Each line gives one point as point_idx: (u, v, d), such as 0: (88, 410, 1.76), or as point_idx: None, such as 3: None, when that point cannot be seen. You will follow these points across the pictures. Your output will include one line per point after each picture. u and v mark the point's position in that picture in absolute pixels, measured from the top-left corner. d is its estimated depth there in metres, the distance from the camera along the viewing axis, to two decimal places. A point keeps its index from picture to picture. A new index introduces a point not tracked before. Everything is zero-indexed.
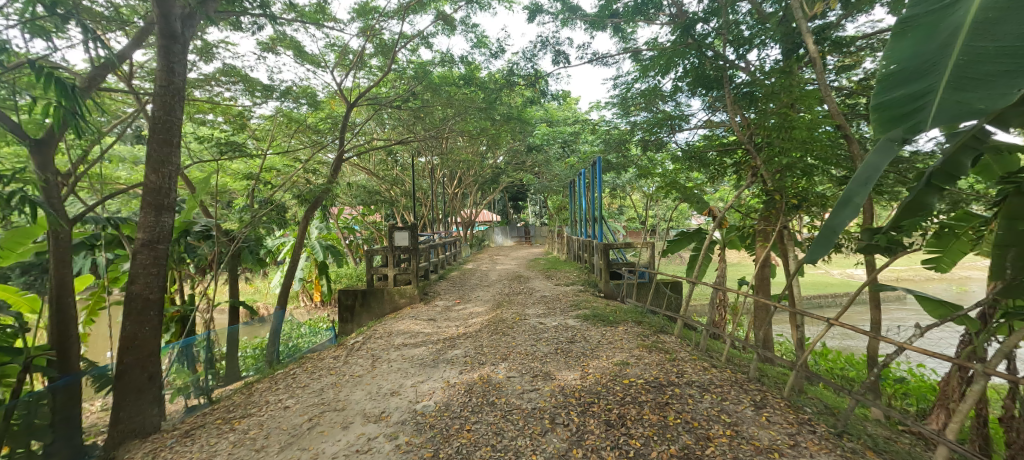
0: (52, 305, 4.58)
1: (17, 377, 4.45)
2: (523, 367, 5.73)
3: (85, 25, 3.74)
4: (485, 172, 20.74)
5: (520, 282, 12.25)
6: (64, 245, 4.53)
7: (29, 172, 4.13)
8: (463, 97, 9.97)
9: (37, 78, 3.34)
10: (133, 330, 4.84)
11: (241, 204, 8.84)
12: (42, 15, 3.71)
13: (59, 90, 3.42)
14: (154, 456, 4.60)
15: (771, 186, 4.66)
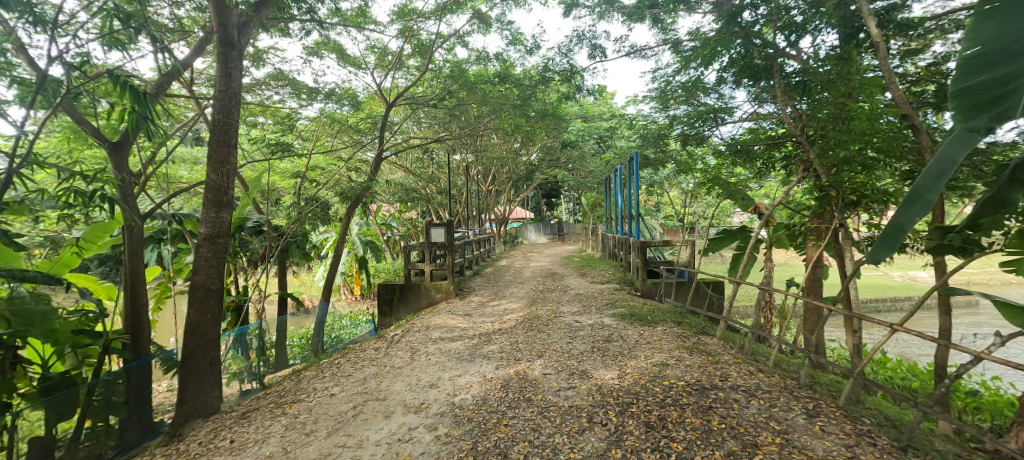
0: (126, 292, 5.00)
1: (97, 359, 4.87)
2: (558, 365, 5.71)
3: (154, 36, 4.02)
4: (519, 169, 20.75)
5: (554, 279, 12.21)
6: (137, 238, 4.91)
7: (107, 173, 4.51)
8: (498, 95, 10.01)
9: (115, 87, 3.62)
10: (196, 318, 5.18)
11: (289, 202, 9.26)
12: (119, 28, 4.02)
13: (133, 97, 3.68)
14: (216, 435, 4.92)
15: (825, 182, 4.42)
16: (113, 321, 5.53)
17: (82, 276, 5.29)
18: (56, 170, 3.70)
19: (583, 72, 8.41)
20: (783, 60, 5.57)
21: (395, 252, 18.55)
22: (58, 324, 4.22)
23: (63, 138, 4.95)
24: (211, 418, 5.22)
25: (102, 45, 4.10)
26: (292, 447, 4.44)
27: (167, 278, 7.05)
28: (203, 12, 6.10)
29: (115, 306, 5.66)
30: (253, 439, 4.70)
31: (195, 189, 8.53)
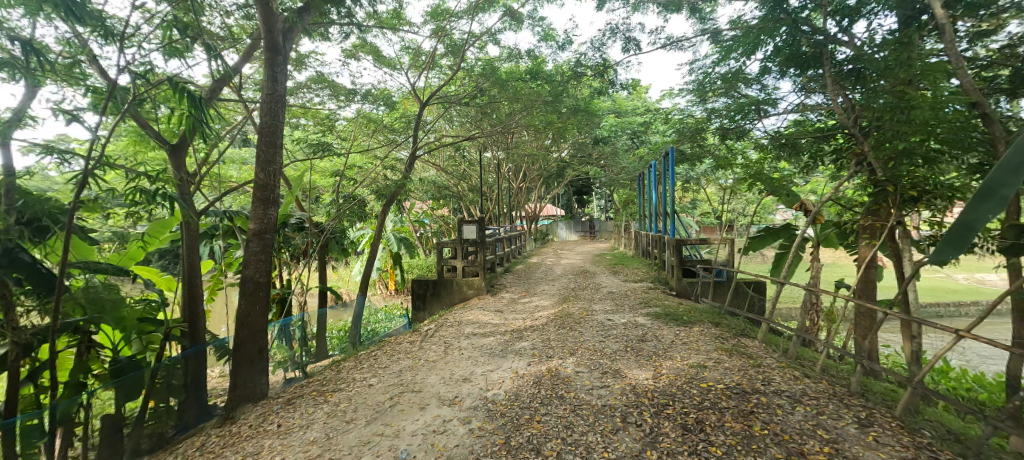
0: (185, 283, 5.38)
1: (161, 345, 5.26)
2: (591, 363, 5.71)
3: (209, 44, 4.31)
4: (550, 166, 20.70)
5: (586, 277, 12.15)
6: (195, 232, 5.25)
7: (169, 173, 4.86)
8: (530, 92, 10.02)
9: (176, 94, 3.90)
10: (247, 309, 5.50)
11: (329, 199, 9.64)
12: (177, 38, 4.33)
13: (191, 102, 3.95)
14: (265, 419, 5.22)
15: (881, 176, 4.20)
16: (173, 310, 5.95)
17: (147, 268, 5.71)
18: (125, 171, 4.03)
19: (616, 66, 8.31)
20: (833, 47, 5.24)
21: (428, 249, 18.90)
22: (127, 312, 4.58)
23: (130, 142, 5.37)
24: (260, 402, 5.54)
25: (162, 55, 4.43)
26: (334, 434, 4.66)
27: (219, 271, 7.50)
28: (251, 20, 6.43)
29: (175, 297, 6.09)
30: (299, 425, 4.95)
31: (245, 188, 9.03)
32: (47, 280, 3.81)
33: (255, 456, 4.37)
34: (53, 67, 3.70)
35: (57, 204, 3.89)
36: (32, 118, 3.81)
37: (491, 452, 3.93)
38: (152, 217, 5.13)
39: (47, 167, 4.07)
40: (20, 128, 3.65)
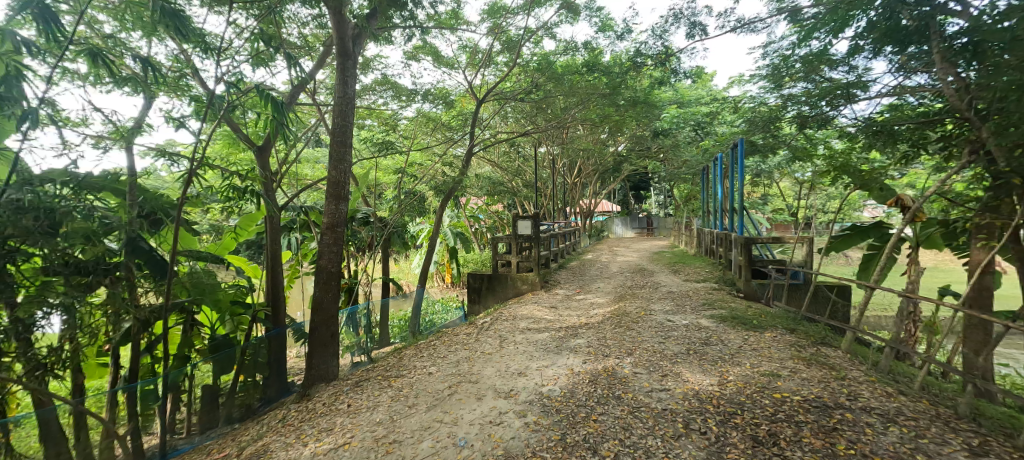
0: (268, 270, 5.92)
1: (248, 326, 5.78)
2: (650, 365, 5.53)
3: (290, 53, 4.64)
4: (606, 161, 20.23)
5: (643, 275, 11.79)
6: (277, 225, 5.76)
7: (255, 173, 5.29)
8: (587, 86, 9.83)
9: (262, 100, 4.23)
10: (321, 297, 5.90)
11: (391, 195, 10.06)
12: (262, 49, 4.70)
13: (275, 107, 4.25)
14: (337, 398, 5.59)
15: (1008, 166, 3.68)
16: (259, 296, 6.50)
17: (240, 257, 6.28)
18: (220, 171, 4.44)
19: (680, 54, 7.92)
20: (943, 18, 4.58)
21: (483, 244, 19.21)
22: (221, 295, 5.08)
23: (223, 144, 5.92)
24: (332, 383, 5.94)
25: (250, 65, 4.84)
26: (398, 417, 4.88)
27: (296, 262, 8.10)
28: (324, 28, 6.84)
29: (261, 284, 6.65)
30: (367, 406, 5.25)
31: (317, 185, 9.64)
32: (162, 264, 4.45)
33: (328, 432, 4.69)
34: (164, 80, 4.15)
35: (169, 201, 4.40)
36: (147, 125, 4.30)
37: (547, 447, 3.94)
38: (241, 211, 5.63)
39: (159, 168, 4.60)
40: (139, 135, 4.12)
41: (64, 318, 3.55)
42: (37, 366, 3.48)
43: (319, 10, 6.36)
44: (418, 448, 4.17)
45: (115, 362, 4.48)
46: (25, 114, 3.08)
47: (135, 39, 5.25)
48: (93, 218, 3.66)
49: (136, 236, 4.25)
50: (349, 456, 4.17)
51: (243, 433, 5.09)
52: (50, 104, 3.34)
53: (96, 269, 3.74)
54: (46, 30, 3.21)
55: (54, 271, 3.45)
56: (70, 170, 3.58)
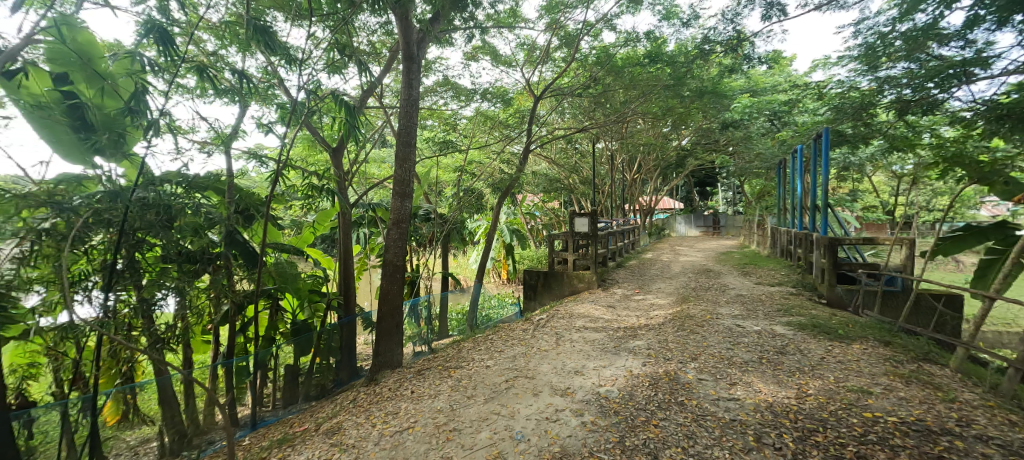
0: (340, 262, 6.37)
1: (323, 313, 6.18)
2: (716, 372, 5.22)
3: (361, 60, 4.87)
4: (668, 156, 19.37)
5: (709, 276, 11.18)
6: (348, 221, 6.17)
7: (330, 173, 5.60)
8: (648, 78, 9.40)
9: (337, 107, 4.46)
10: (387, 288, 6.15)
11: (451, 193, 10.28)
12: (338, 59, 4.97)
13: (348, 113, 4.47)
14: (401, 384, 5.81)
15: None
16: (332, 286, 6.91)
17: (316, 249, 6.71)
18: (300, 171, 4.75)
19: (753, 39, 7.39)
20: None
21: (538, 241, 19.10)
22: (300, 284, 5.47)
23: (303, 146, 6.36)
24: (397, 370, 6.21)
25: (325, 72, 5.14)
26: (457, 406, 4.97)
27: (364, 255, 8.55)
28: (390, 34, 7.09)
29: (333, 275, 7.07)
30: (428, 393, 5.40)
31: (384, 184, 10.08)
32: (252, 258, 4.70)
33: (394, 416, 4.88)
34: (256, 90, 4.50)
35: (259, 199, 4.79)
36: (242, 130, 4.72)
37: (604, 449, 3.82)
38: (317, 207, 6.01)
39: (249, 170, 5.00)
40: (236, 140, 4.49)
41: (177, 299, 4.07)
42: (158, 340, 4.10)
43: (387, 18, 6.61)
44: (476, 439, 4.21)
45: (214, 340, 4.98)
46: (150, 123, 3.47)
47: (231, 53, 5.80)
48: (200, 213, 4.08)
49: (235, 229, 4.55)
50: (413, 440, 4.30)
51: (319, 410, 5.51)
52: (169, 113, 3.70)
53: (201, 258, 4.23)
54: (163, 48, 3.56)
55: (170, 259, 4.02)
56: (182, 171, 4.01)
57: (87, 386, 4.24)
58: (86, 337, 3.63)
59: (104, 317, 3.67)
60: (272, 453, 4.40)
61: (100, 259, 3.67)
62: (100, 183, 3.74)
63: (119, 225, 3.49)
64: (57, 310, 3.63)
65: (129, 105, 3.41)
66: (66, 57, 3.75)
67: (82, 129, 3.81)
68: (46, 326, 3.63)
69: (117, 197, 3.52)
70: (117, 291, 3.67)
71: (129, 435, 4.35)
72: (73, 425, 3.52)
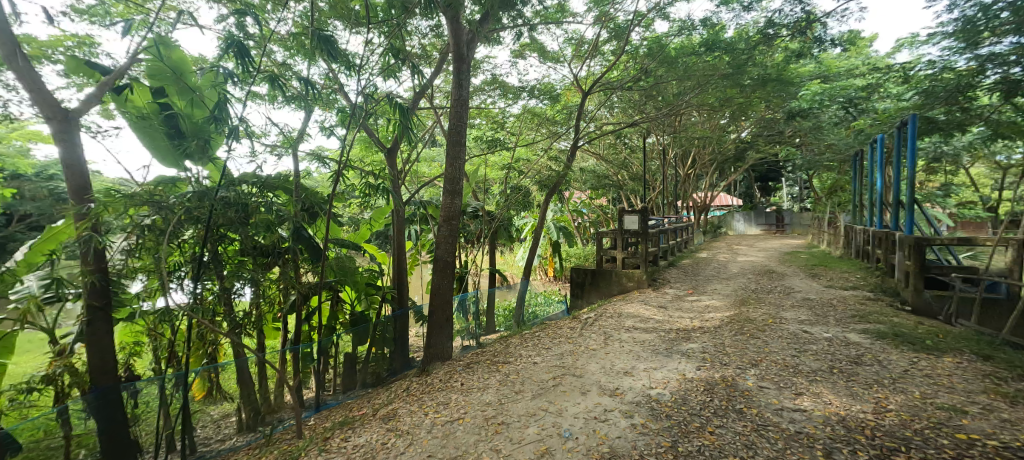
0: (395, 258, 6.55)
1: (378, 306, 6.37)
2: (779, 380, 4.83)
3: (414, 63, 4.95)
4: (726, 150, 18.34)
5: (771, 277, 10.45)
6: (401, 217, 6.30)
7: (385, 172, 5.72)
8: (704, 68, 8.89)
9: (392, 109, 4.54)
10: (438, 284, 6.23)
11: (498, 191, 10.28)
12: (393, 63, 5.08)
13: (403, 115, 4.55)
14: (451, 376, 5.86)
15: None
16: (385, 280, 7.09)
17: (372, 244, 6.91)
18: (358, 170, 4.89)
19: (825, 19, 6.80)
20: None
21: (585, 238, 18.72)
22: (358, 277, 5.69)
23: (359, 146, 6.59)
24: (448, 362, 6.27)
25: (381, 76, 5.25)
26: (505, 400, 4.94)
27: (415, 251, 8.74)
28: (440, 36, 7.17)
29: (387, 270, 7.26)
30: (477, 386, 5.41)
31: (434, 182, 10.25)
32: (317, 253, 5.01)
33: (444, 406, 4.92)
34: (320, 95, 4.66)
35: (321, 197, 4.98)
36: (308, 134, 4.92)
37: (656, 453, 3.62)
38: (373, 204, 6.20)
39: (312, 170, 5.21)
40: (303, 142, 4.67)
41: (252, 289, 4.44)
42: (236, 325, 4.45)
43: (438, 21, 6.68)
44: (525, 433, 4.13)
45: (285, 328, 5.17)
46: (232, 128, 3.78)
47: (298, 62, 6.05)
48: (272, 211, 4.31)
49: (301, 226, 4.75)
50: (463, 431, 4.30)
51: (376, 396, 5.70)
52: (247, 120, 3.97)
53: (273, 252, 4.59)
54: (241, 61, 3.79)
55: (247, 252, 4.30)
56: (257, 172, 4.26)
57: (179, 364, 4.66)
58: (178, 320, 4.01)
59: (193, 301, 4.00)
60: (334, 434, 4.57)
61: (191, 252, 4.05)
62: (190, 184, 4.06)
63: (206, 221, 3.83)
64: (156, 296, 4.08)
65: (214, 114, 3.75)
66: (163, 73, 4.23)
67: (177, 137, 4.25)
68: (149, 310, 4.15)
69: (205, 196, 3.79)
70: (204, 280, 4.03)
71: (213, 409, 4.84)
72: (168, 398, 4.14)
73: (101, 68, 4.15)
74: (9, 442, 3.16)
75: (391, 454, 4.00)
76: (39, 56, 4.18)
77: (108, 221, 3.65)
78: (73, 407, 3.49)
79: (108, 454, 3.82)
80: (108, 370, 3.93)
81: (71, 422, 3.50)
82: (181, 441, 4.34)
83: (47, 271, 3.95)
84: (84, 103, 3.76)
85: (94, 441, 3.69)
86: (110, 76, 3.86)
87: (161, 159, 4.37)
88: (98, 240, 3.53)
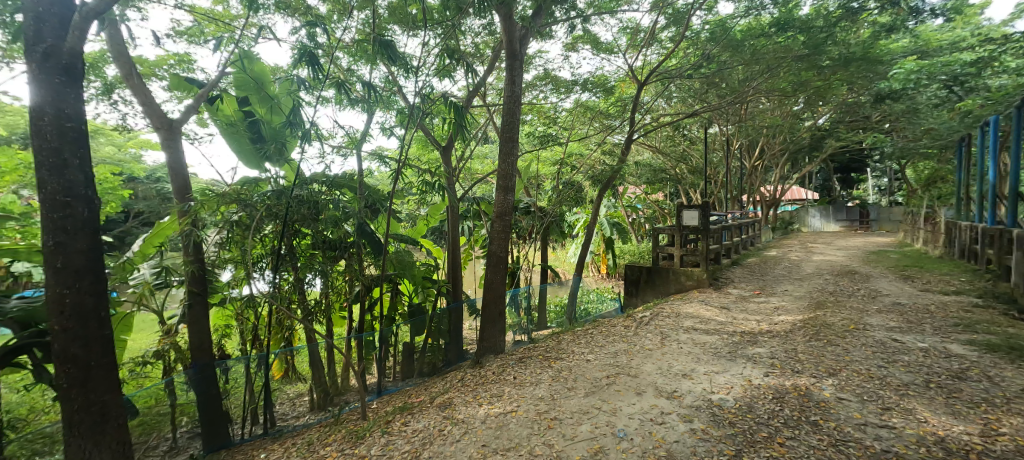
0: (450, 253, 6.66)
1: (434, 299, 6.51)
2: (863, 392, 4.36)
3: (468, 63, 4.95)
4: (798, 140, 16.96)
5: (852, 279, 9.52)
6: (455, 213, 6.39)
7: (440, 169, 5.80)
8: (775, 50, 8.17)
9: (450, 110, 4.59)
10: (491, 278, 6.23)
11: (550, 187, 10.15)
12: (448, 62, 5.13)
13: (459, 115, 4.57)
14: (504, 369, 5.86)
15: None
16: (440, 274, 7.18)
17: (428, 239, 7.04)
18: (416, 169, 4.98)
19: None
20: None
21: (641, 235, 18.07)
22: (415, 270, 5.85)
23: (416, 145, 6.78)
24: (501, 355, 6.26)
25: (438, 76, 5.30)
26: (558, 396, 4.84)
27: (468, 246, 8.84)
28: (493, 34, 7.16)
29: (441, 265, 7.35)
30: (529, 381, 5.36)
31: (487, 179, 10.32)
32: (379, 245, 5.01)
33: (498, 398, 4.91)
34: (382, 97, 4.77)
35: (382, 195, 5.12)
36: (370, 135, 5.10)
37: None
38: (428, 200, 6.34)
39: (374, 169, 5.37)
40: (367, 142, 4.80)
41: (322, 280, 4.69)
42: (308, 313, 4.69)
43: (490, 19, 6.66)
44: (578, 430, 4.02)
45: (350, 317, 5.35)
46: (305, 132, 3.97)
47: (361, 68, 6.17)
48: (339, 207, 4.46)
49: (364, 221, 4.91)
50: (515, 424, 4.26)
51: (432, 385, 5.80)
52: (317, 123, 4.16)
53: (340, 246, 4.70)
54: (312, 69, 3.95)
55: (317, 246, 4.50)
56: (326, 172, 4.45)
57: (262, 346, 4.97)
58: (261, 307, 4.29)
59: (274, 290, 4.27)
60: (395, 418, 4.70)
61: (271, 246, 4.27)
62: (271, 183, 4.34)
63: (283, 217, 4.08)
64: (243, 284, 4.36)
65: (290, 119, 3.96)
66: (247, 83, 4.56)
67: (258, 141, 4.60)
68: (236, 295, 4.46)
69: (282, 195, 4.08)
70: (280, 272, 4.31)
71: (289, 388, 5.30)
72: (253, 376, 4.46)
73: (197, 82, 4.66)
74: (128, 406, 3.68)
75: (446, 442, 4.04)
76: (150, 73, 4.95)
77: (204, 218, 4.09)
78: (177, 379, 3.96)
79: (205, 423, 4.28)
80: (205, 348, 4.45)
81: (175, 393, 3.97)
82: (264, 415, 4.72)
83: (157, 262, 4.36)
84: (184, 113, 4.38)
85: (194, 411, 4.15)
86: (204, 89, 4.28)
87: (247, 163, 4.74)
88: (197, 233, 4.01)
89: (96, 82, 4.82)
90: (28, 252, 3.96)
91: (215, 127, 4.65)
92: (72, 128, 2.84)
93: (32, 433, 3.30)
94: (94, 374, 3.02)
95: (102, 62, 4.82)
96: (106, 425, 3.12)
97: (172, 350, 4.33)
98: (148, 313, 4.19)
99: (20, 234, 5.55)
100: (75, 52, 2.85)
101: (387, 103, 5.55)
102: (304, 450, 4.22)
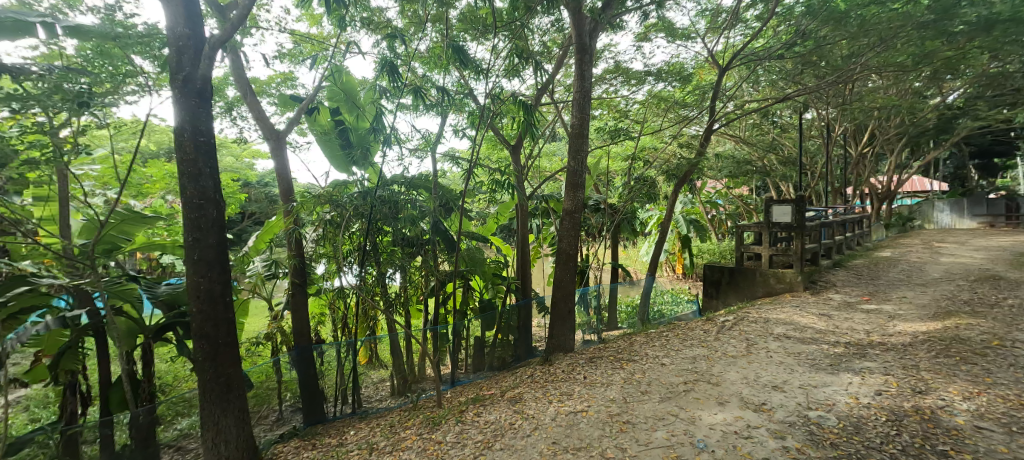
0: (520, 251, 6.81)
1: (505, 296, 6.70)
2: (1011, 422, 3.71)
3: (536, 60, 5.03)
4: (921, 123, 14.71)
5: (994, 287, 8.06)
6: (525, 214, 6.54)
7: (510, 169, 5.96)
8: (890, 18, 7.17)
9: (519, 107, 4.71)
10: (561, 275, 6.24)
11: (621, 183, 9.88)
12: (518, 62, 5.28)
13: (526, 111, 4.68)
14: (574, 368, 5.86)
15: None
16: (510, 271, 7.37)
17: (498, 238, 7.27)
18: (485, 167, 5.20)
19: None
20: None
21: (723, 233, 16.95)
22: (486, 268, 6.07)
23: (487, 144, 7.04)
24: (570, 354, 6.27)
25: (507, 77, 5.46)
26: (631, 399, 4.75)
27: (538, 244, 8.91)
28: (561, 31, 7.17)
29: (511, 262, 7.54)
30: (600, 381, 5.32)
31: (556, 176, 10.36)
32: (451, 243, 5.34)
33: (568, 396, 4.95)
34: (455, 100, 5.02)
35: (455, 195, 5.38)
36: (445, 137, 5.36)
37: None
38: (498, 200, 6.54)
39: (447, 169, 5.64)
40: (440, 144, 5.06)
41: (401, 275, 5.10)
42: (389, 304, 5.11)
43: (558, 15, 6.67)
44: (653, 436, 3.93)
45: (426, 309, 5.68)
46: (386, 137, 4.36)
47: (435, 75, 6.53)
48: (417, 206, 4.74)
49: (439, 220, 5.18)
50: (586, 424, 4.26)
51: (503, 379, 5.99)
52: (396, 128, 4.52)
53: (417, 243, 5.03)
54: (392, 78, 4.31)
55: (397, 242, 4.87)
56: (404, 174, 4.77)
57: (351, 334, 5.49)
58: (350, 298, 4.75)
59: (361, 283, 4.71)
60: (468, 408, 4.94)
61: (357, 242, 4.75)
62: (357, 185, 4.78)
63: (368, 216, 4.50)
64: (334, 276, 4.85)
65: (374, 125, 4.35)
66: (339, 95, 5.08)
67: (347, 146, 5.07)
68: (327, 286, 4.95)
69: (367, 195, 4.47)
70: (366, 267, 4.74)
71: (373, 373, 5.79)
72: (342, 360, 4.93)
73: (299, 98, 5.26)
74: (246, 380, 4.31)
75: (518, 434, 4.18)
76: (261, 92, 5.73)
77: (303, 218, 4.62)
78: (283, 359, 4.53)
79: (306, 399, 4.86)
80: (306, 333, 5.05)
81: (281, 371, 4.54)
82: (352, 396, 5.21)
83: (268, 256, 5.02)
84: (288, 125, 5.00)
85: (296, 387, 4.72)
86: (305, 102, 4.86)
87: (337, 167, 5.27)
88: (298, 230, 4.58)
89: (221, 102, 5.65)
90: (173, 247, 4.75)
91: (312, 135, 5.21)
92: (205, 142, 3.38)
93: (176, 398, 3.97)
94: (222, 350, 3.57)
95: (224, 85, 5.66)
96: (230, 395, 3.68)
97: (280, 333, 5.00)
98: (261, 300, 4.84)
99: (167, 232, 6.67)
100: (206, 77, 3.36)
101: (460, 106, 5.84)
102: (389, 431, 4.59)
